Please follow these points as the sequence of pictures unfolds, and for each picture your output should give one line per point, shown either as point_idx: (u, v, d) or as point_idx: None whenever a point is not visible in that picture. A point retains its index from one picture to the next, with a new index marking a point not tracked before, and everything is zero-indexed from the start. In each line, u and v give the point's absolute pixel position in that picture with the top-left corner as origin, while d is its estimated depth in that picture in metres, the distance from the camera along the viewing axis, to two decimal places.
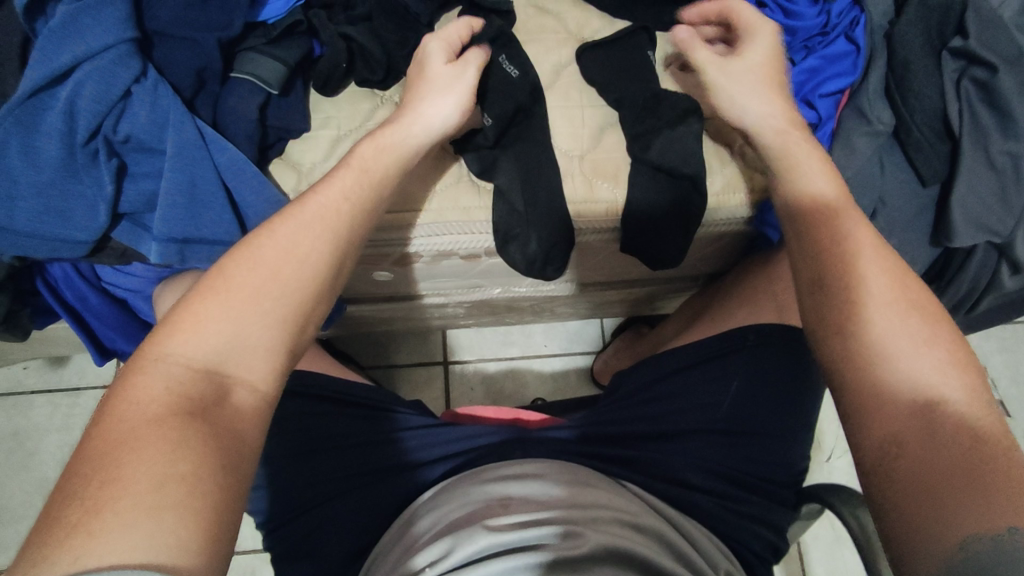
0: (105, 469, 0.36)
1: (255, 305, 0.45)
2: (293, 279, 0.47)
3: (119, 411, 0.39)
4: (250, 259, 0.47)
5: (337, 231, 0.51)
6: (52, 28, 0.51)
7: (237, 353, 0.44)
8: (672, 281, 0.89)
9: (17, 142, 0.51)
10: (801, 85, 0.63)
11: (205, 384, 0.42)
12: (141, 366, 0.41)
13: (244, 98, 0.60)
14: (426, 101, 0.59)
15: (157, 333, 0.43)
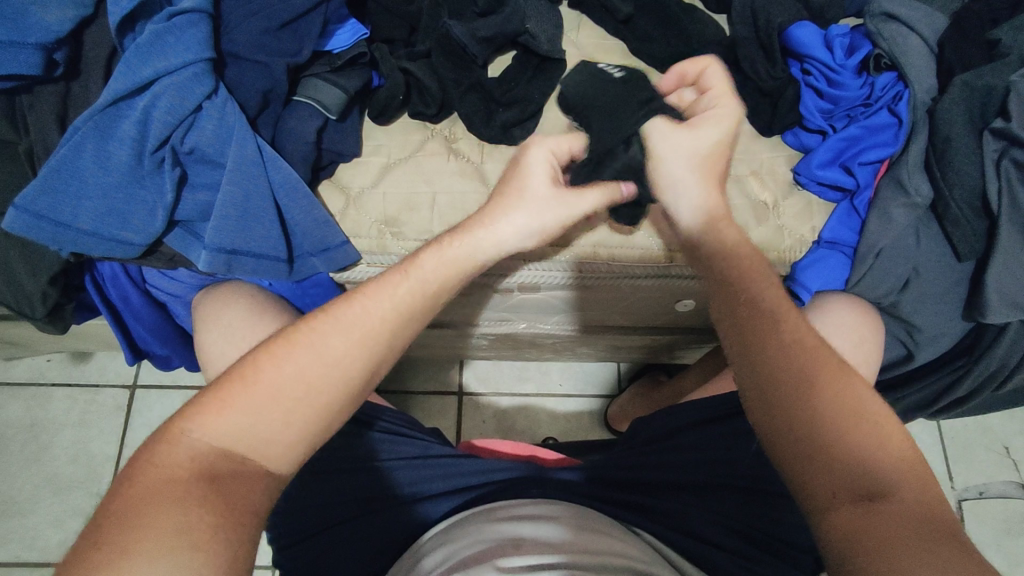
0: (128, 520, 0.36)
1: (281, 403, 0.42)
2: (328, 387, 0.43)
3: (142, 479, 0.38)
4: (288, 362, 0.43)
5: (374, 325, 0.46)
6: (139, 43, 0.54)
7: (258, 438, 0.41)
8: (698, 331, 0.89)
9: (91, 146, 0.54)
10: (841, 152, 0.66)
11: (223, 462, 0.40)
12: (165, 440, 0.40)
13: (303, 121, 0.62)
14: (505, 215, 0.51)
15: (190, 404, 0.42)
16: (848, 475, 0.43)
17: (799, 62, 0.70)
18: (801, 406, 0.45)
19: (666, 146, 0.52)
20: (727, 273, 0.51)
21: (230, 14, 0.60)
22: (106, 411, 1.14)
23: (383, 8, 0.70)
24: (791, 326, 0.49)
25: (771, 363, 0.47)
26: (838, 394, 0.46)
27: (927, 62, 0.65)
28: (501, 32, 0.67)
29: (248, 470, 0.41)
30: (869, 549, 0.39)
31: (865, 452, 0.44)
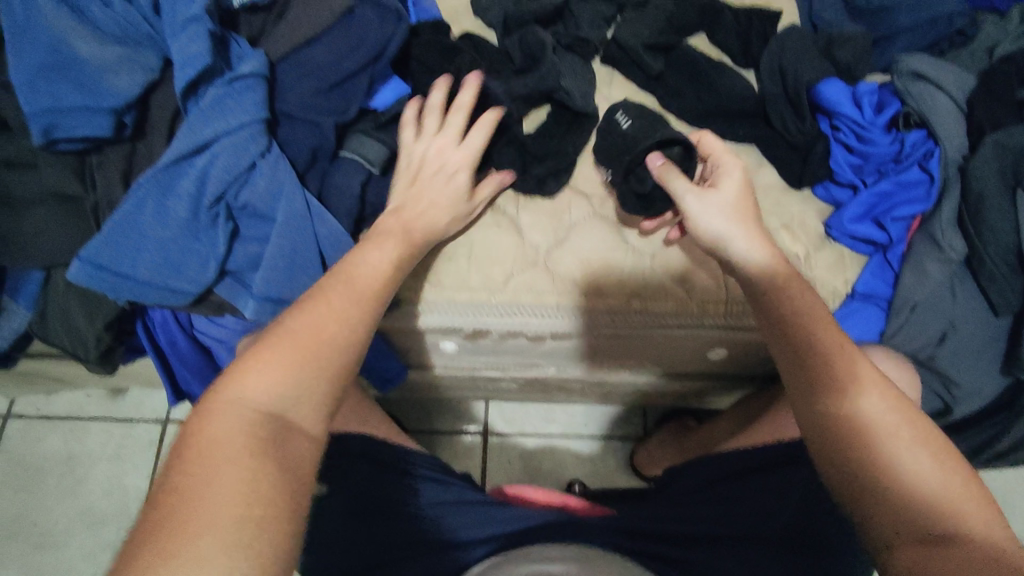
0: (184, 490, 0.40)
1: (299, 388, 0.46)
2: (333, 366, 0.48)
3: (192, 444, 0.43)
4: (291, 344, 0.47)
5: (332, 314, 0.49)
6: (202, 106, 0.57)
7: (286, 400, 0.46)
8: (728, 378, 0.89)
9: (153, 203, 0.57)
10: (873, 207, 0.66)
11: (263, 428, 0.44)
12: (209, 409, 0.45)
13: (349, 175, 0.65)
14: (413, 205, 0.62)
15: (213, 395, 0.46)
16: (891, 493, 0.46)
17: (826, 118, 0.71)
18: (831, 423, 0.48)
19: (703, 200, 0.57)
20: (760, 287, 0.53)
21: (283, 76, 0.63)
22: (139, 446, 1.16)
23: (423, 67, 0.73)
24: (827, 335, 0.50)
25: (804, 380, 0.50)
26: (864, 403, 0.48)
27: (956, 121, 0.65)
28: (536, 90, 0.71)
29: (287, 444, 0.45)
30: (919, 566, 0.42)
31: (908, 474, 0.46)
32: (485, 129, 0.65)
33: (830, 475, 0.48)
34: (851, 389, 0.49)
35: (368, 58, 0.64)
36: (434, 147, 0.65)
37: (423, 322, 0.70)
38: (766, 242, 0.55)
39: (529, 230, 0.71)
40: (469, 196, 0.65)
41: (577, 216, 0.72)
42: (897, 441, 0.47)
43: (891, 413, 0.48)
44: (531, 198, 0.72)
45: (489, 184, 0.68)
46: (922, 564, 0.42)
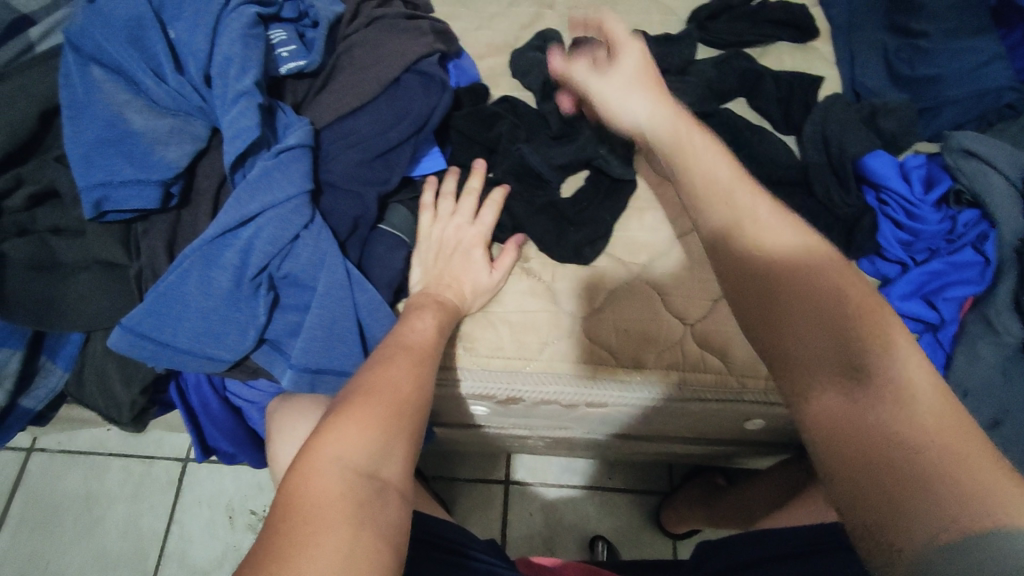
0: (296, 547, 0.40)
1: (377, 457, 0.49)
2: (403, 442, 0.52)
3: (296, 505, 0.44)
4: (368, 419, 0.51)
5: (402, 391, 0.55)
6: (249, 179, 0.57)
7: (376, 460, 0.49)
8: (763, 444, 0.86)
9: (196, 273, 0.57)
10: (923, 284, 0.64)
11: (362, 486, 0.46)
12: (309, 468, 0.46)
13: (390, 249, 0.67)
14: (463, 278, 0.66)
15: (299, 466, 0.47)
16: (877, 362, 0.39)
17: (871, 189, 0.70)
18: (771, 346, 0.44)
19: (600, 83, 0.63)
20: (771, 251, 0.46)
21: (328, 144, 0.64)
22: (157, 485, 1.15)
23: (463, 135, 0.74)
24: (810, 322, 0.42)
25: (791, 327, 0.43)
26: (859, 314, 0.41)
27: (1012, 201, 0.64)
28: (575, 159, 0.72)
29: (382, 504, 0.47)
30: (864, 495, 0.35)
31: (878, 353, 0.39)
32: (493, 209, 0.69)
33: (787, 387, 0.42)
34: (825, 298, 0.43)
35: (412, 129, 0.64)
36: (451, 227, 0.68)
37: (464, 387, 0.69)
38: (787, 214, 0.48)
39: (565, 298, 0.70)
40: (490, 269, 0.68)
41: (614, 283, 0.70)
42: (875, 321, 0.41)
43: (890, 339, 0.40)
44: (566, 265, 0.71)
45: (509, 253, 0.69)
46: (842, 419, 0.38)
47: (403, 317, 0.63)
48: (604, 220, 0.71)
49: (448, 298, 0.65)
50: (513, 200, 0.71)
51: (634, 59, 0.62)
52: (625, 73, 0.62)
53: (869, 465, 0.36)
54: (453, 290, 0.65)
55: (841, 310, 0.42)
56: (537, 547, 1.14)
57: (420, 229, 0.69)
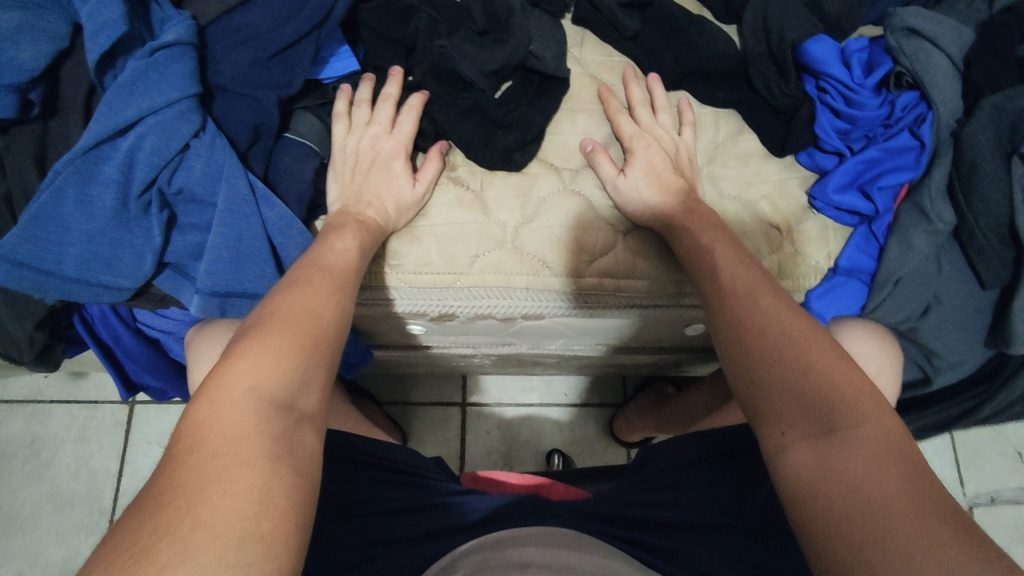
0: (205, 485, 0.37)
1: (295, 386, 0.45)
2: (322, 369, 0.47)
3: (204, 438, 0.39)
4: (283, 344, 0.46)
5: (322, 315, 0.50)
6: (120, 82, 0.51)
7: (295, 390, 0.44)
8: (707, 350, 0.86)
9: (74, 191, 0.51)
10: (859, 175, 0.62)
11: (280, 418, 0.42)
12: (217, 398, 0.41)
13: (299, 161, 0.61)
14: (383, 190, 0.61)
15: (204, 396, 0.42)
16: (839, 410, 0.45)
17: (812, 80, 0.67)
18: (752, 405, 0.49)
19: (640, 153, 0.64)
20: (724, 285, 0.54)
21: (216, 43, 0.57)
22: (105, 428, 1.12)
23: (376, 32, 0.66)
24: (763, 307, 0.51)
25: (758, 386, 0.48)
26: (816, 362, 0.47)
27: (952, 82, 0.62)
28: (508, 63, 0.65)
29: (301, 439, 0.43)
30: (828, 522, 0.41)
31: (811, 356, 0.48)
32: (413, 115, 0.64)
33: (767, 443, 0.47)
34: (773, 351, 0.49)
35: (311, 22, 0.57)
36: (367, 137, 0.62)
37: (398, 306, 0.66)
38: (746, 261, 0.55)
39: (496, 207, 0.66)
40: (412, 182, 0.63)
41: (546, 189, 0.67)
42: (828, 368, 0.47)
43: (831, 383, 0.46)
44: (496, 173, 0.67)
45: (432, 164, 0.64)
46: (817, 472, 0.44)
47: (322, 237, 0.57)
48: (534, 122, 0.66)
49: (369, 216, 0.60)
50: (436, 103, 0.66)
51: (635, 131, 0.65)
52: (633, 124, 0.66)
53: (835, 505, 0.41)
54: (373, 207, 0.61)
55: (777, 350, 0.48)
56: (496, 463, 1.16)
57: (334, 142, 0.63)
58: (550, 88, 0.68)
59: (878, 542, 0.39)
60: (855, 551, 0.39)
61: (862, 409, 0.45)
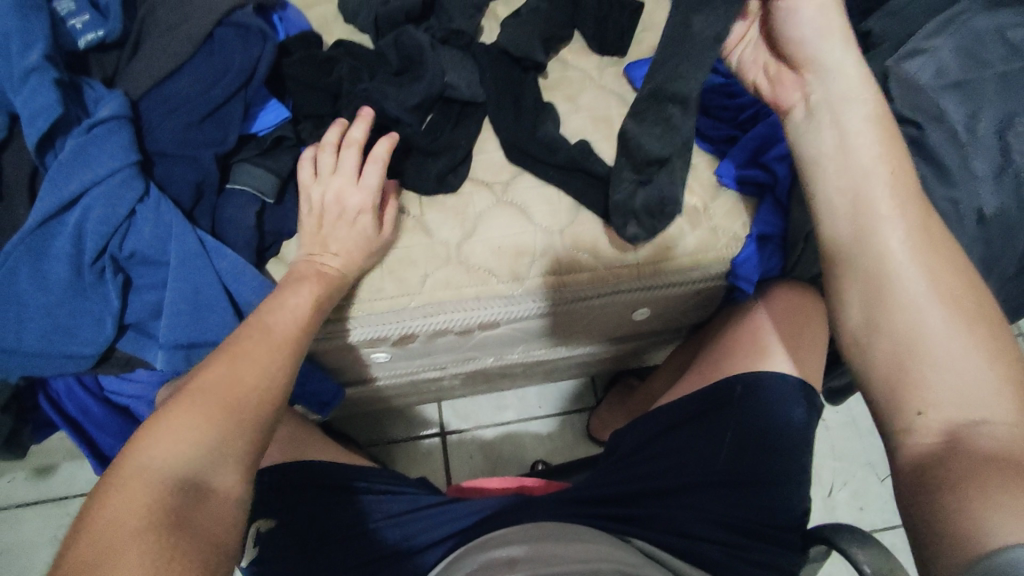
0: (100, 557, 0.38)
1: (207, 452, 0.45)
2: (247, 431, 0.48)
3: (106, 507, 0.41)
4: (203, 406, 0.47)
5: (254, 376, 0.50)
6: (61, 160, 0.54)
7: (218, 454, 0.45)
8: (659, 333, 0.92)
9: (27, 269, 0.53)
10: (754, 150, 0.72)
11: (191, 484, 0.43)
12: (129, 468, 0.43)
13: (241, 208, 0.64)
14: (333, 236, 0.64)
15: (116, 466, 0.44)
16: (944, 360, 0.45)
17: None
18: (884, 378, 0.48)
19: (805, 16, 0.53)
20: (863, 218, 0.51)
21: (149, 113, 0.61)
22: (78, 522, 1.05)
23: (302, 83, 0.70)
24: (886, 254, 0.49)
25: (881, 368, 0.48)
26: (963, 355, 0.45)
27: None
28: (427, 96, 0.70)
29: (211, 507, 0.44)
30: (934, 481, 0.42)
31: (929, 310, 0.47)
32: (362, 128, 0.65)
33: (892, 419, 0.47)
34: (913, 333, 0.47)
35: (238, 82, 0.62)
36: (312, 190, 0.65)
37: (357, 336, 0.69)
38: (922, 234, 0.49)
39: (437, 228, 0.71)
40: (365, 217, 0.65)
41: (481, 205, 0.72)
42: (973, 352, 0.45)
43: (969, 372, 0.44)
44: (433, 197, 0.72)
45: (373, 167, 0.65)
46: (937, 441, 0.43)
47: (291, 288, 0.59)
48: (459, 143, 0.73)
49: (329, 266, 0.62)
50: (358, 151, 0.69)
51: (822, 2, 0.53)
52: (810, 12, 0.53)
53: (943, 474, 0.42)
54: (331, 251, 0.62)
55: (906, 324, 0.47)
56: None
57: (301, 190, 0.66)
58: (472, 114, 0.75)
59: (962, 494, 0.40)
60: (936, 503, 0.41)
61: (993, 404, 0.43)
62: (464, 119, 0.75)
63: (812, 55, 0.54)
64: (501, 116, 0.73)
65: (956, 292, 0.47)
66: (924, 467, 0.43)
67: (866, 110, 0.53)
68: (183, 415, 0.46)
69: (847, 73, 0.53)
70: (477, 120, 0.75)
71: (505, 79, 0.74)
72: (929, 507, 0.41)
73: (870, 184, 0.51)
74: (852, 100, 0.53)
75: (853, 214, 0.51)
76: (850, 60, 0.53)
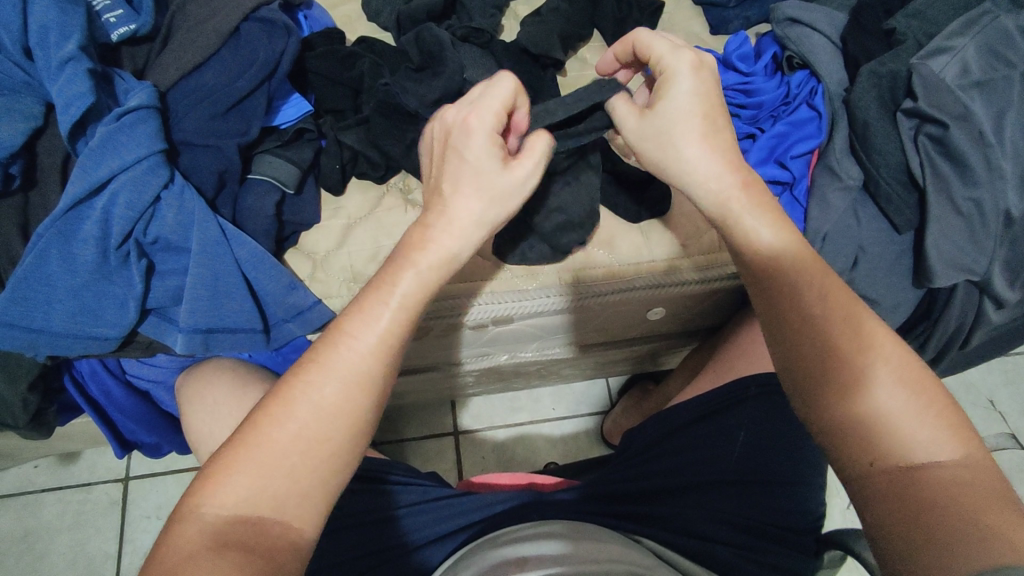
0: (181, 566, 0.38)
1: (309, 463, 0.42)
2: (335, 443, 0.43)
3: (195, 515, 0.40)
4: (328, 409, 0.44)
5: (333, 392, 0.44)
6: (92, 146, 0.56)
7: (299, 471, 0.42)
8: (674, 335, 0.91)
9: (56, 250, 0.55)
10: (774, 149, 0.69)
11: (274, 500, 0.41)
12: (213, 477, 0.41)
13: (261, 197, 0.65)
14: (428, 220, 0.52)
15: (202, 475, 0.42)
16: (883, 403, 0.45)
17: None
18: (830, 427, 0.47)
19: (649, 120, 0.54)
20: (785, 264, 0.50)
21: (176, 104, 0.63)
22: (100, 509, 1.07)
23: (323, 77, 0.73)
24: (813, 296, 0.49)
25: (828, 416, 0.47)
26: (896, 393, 0.45)
27: (833, 58, 0.70)
28: (446, 91, 0.69)
29: (288, 535, 0.41)
30: (900, 520, 0.41)
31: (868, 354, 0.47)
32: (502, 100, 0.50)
33: (848, 464, 0.46)
34: (861, 384, 0.46)
35: (261, 75, 0.64)
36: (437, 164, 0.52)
37: None
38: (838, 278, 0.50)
39: None
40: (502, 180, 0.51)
41: None
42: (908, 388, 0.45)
43: (902, 413, 0.44)
44: None
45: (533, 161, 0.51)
46: (890, 483, 0.43)
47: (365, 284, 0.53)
48: None
49: None
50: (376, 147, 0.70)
51: (688, 88, 0.53)
52: (681, 102, 0.53)
53: (904, 508, 0.41)
54: None
55: (857, 384, 0.46)
56: None
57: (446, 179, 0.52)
58: None
59: (926, 534, 0.40)
60: (905, 553, 0.40)
61: (930, 443, 0.43)
62: None
63: (680, 176, 0.54)
64: None
65: (885, 337, 0.47)
66: (879, 508, 0.43)
67: (756, 220, 0.52)
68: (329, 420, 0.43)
69: (716, 179, 0.53)
70: None
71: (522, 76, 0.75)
72: (896, 550, 0.41)
73: (781, 268, 0.50)
74: (733, 205, 0.52)
75: (794, 261, 0.50)
76: (720, 162, 0.52)
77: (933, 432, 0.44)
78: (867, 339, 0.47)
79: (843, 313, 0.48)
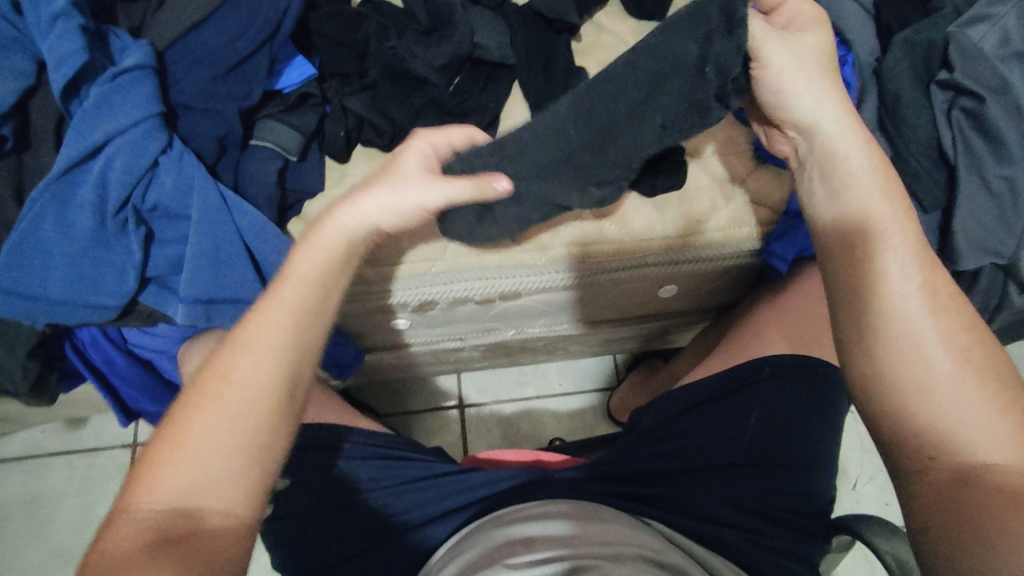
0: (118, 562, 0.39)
1: (224, 445, 0.43)
2: (255, 424, 0.44)
3: (134, 507, 0.42)
4: (205, 393, 0.44)
5: (227, 373, 0.45)
6: (87, 107, 0.54)
7: (216, 456, 0.43)
8: (685, 313, 0.90)
9: (52, 216, 0.54)
10: None
11: (196, 487, 0.42)
12: (145, 470, 0.43)
13: (262, 164, 0.63)
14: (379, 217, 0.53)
15: (137, 470, 0.43)
16: (947, 401, 0.44)
17: None
18: (888, 416, 0.46)
19: (780, 51, 0.50)
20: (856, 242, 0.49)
21: (173, 65, 0.60)
22: (108, 474, 1.08)
23: (328, 39, 0.70)
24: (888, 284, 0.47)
25: (884, 403, 0.46)
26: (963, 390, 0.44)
27: (866, 25, 0.67)
28: (455, 56, 0.67)
29: (221, 520, 0.42)
30: (950, 516, 0.42)
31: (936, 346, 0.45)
32: (464, 141, 0.56)
33: (904, 462, 0.45)
34: (913, 373, 0.45)
35: (263, 35, 0.61)
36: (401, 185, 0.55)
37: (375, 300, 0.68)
38: (925, 260, 0.48)
39: None
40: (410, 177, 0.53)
41: None
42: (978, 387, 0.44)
43: (968, 411, 0.44)
44: None
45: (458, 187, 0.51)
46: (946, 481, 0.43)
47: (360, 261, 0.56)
48: (485, 106, 0.70)
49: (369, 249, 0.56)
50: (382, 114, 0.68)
51: (817, 37, 0.51)
52: (807, 44, 0.51)
53: (962, 507, 0.41)
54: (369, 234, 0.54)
55: (913, 381, 0.45)
56: None
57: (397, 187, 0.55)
58: (495, 79, 0.72)
59: (977, 536, 0.40)
60: (950, 549, 0.41)
61: (993, 441, 0.43)
62: (482, 82, 0.72)
63: (795, 117, 0.52)
64: (528, 77, 0.71)
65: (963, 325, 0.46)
66: (933, 500, 0.43)
67: (860, 163, 0.50)
68: (201, 405, 0.44)
69: (836, 128, 0.51)
70: (506, 83, 0.72)
71: (537, 40, 0.72)
72: (949, 548, 0.41)
73: (876, 220, 0.49)
74: (841, 155, 0.51)
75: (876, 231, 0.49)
76: (841, 110, 0.51)
77: (1002, 431, 0.43)
78: (940, 323, 0.46)
79: (916, 302, 0.47)
